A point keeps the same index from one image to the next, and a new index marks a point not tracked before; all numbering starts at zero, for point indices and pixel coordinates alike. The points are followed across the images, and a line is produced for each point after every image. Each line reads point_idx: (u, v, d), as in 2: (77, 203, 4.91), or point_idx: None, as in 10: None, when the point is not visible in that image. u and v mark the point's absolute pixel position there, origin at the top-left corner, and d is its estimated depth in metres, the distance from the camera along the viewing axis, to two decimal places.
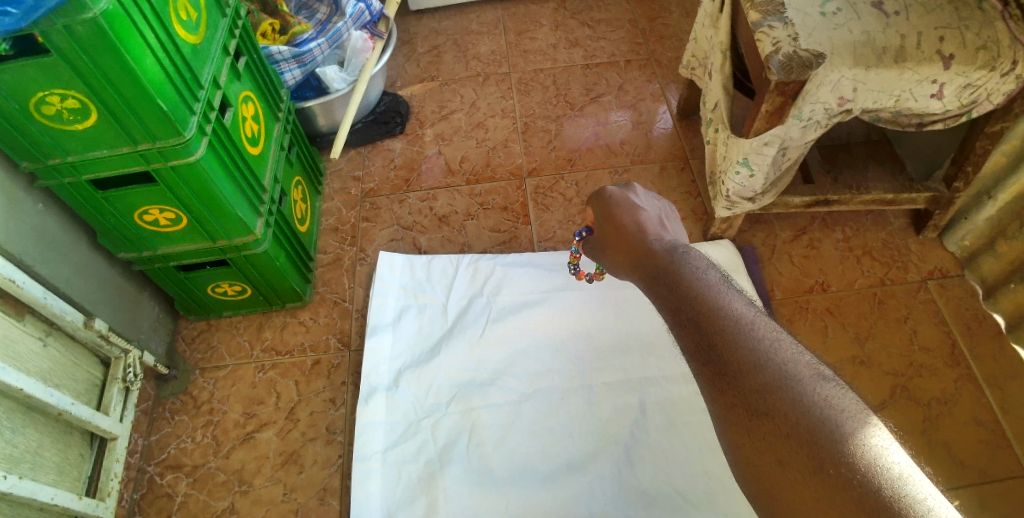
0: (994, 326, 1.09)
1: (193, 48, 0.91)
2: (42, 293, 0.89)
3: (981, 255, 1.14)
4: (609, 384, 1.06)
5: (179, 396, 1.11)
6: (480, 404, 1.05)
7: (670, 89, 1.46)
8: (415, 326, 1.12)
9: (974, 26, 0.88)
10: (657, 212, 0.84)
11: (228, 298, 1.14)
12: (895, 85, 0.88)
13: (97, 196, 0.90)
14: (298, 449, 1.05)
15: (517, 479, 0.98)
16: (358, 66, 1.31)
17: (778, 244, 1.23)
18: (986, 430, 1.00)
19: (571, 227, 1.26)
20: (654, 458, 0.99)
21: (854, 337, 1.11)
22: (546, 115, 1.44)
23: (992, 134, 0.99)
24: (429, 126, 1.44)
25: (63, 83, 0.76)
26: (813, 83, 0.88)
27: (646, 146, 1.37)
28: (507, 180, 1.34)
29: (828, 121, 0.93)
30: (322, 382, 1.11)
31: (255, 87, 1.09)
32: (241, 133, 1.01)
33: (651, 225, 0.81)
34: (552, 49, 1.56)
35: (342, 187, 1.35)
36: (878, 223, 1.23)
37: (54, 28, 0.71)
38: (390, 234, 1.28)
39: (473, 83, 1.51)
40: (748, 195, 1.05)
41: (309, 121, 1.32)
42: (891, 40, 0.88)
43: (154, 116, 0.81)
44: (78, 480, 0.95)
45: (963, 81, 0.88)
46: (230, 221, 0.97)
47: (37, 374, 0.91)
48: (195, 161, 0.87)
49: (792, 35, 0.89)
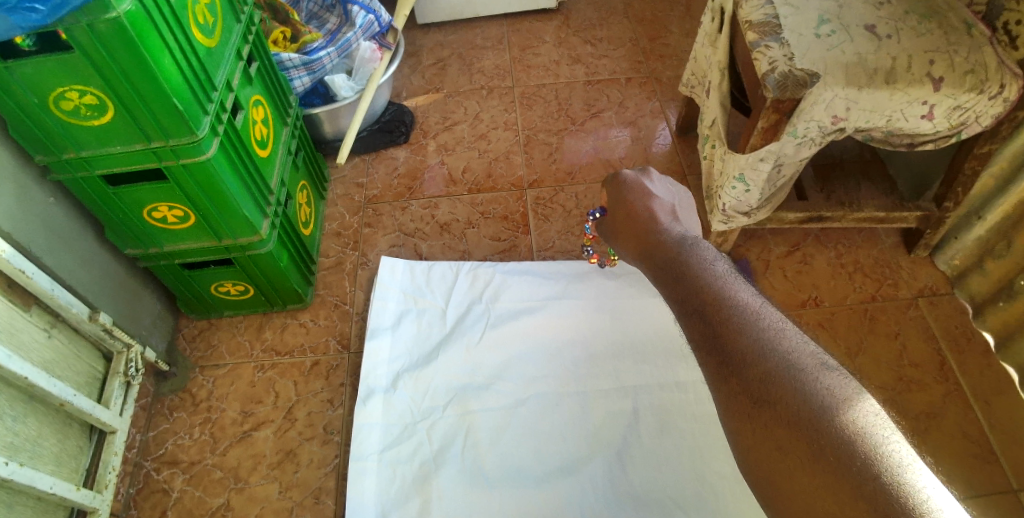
0: (983, 343, 1.12)
1: (208, 51, 0.93)
2: (50, 283, 0.91)
3: (969, 273, 1.16)
4: (603, 390, 1.08)
5: (178, 393, 1.12)
6: (476, 406, 1.06)
7: (670, 107, 1.50)
8: (414, 329, 1.14)
9: (963, 50, 0.91)
10: (671, 198, 0.87)
11: (230, 297, 1.16)
12: (886, 106, 0.92)
13: (108, 191, 0.92)
14: (294, 448, 1.06)
15: (512, 481, 0.99)
16: (365, 75, 1.33)
17: (772, 258, 1.25)
18: (973, 444, 1.02)
19: (570, 237, 1.29)
20: (647, 464, 1.00)
21: (845, 351, 1.13)
22: (547, 129, 1.47)
23: (981, 155, 1.02)
24: (432, 136, 1.47)
25: (82, 79, 0.79)
26: (807, 101, 0.91)
27: (644, 161, 1.40)
28: (508, 190, 1.37)
29: (822, 139, 0.96)
30: (320, 382, 1.12)
31: (265, 91, 1.12)
32: (252, 135, 1.04)
33: (662, 213, 0.84)
34: (555, 65, 1.60)
35: (345, 192, 1.38)
36: (870, 241, 1.26)
37: (77, 26, 0.74)
38: (391, 240, 1.30)
39: (477, 95, 1.54)
40: (744, 209, 1.07)
41: (315, 126, 1.36)
42: (883, 61, 0.91)
43: (168, 113, 0.84)
44: (75, 472, 0.96)
45: (952, 102, 0.91)
46: (237, 219, 0.99)
47: (40, 364, 0.92)
48: (206, 159, 0.90)
49: (788, 55, 0.92)
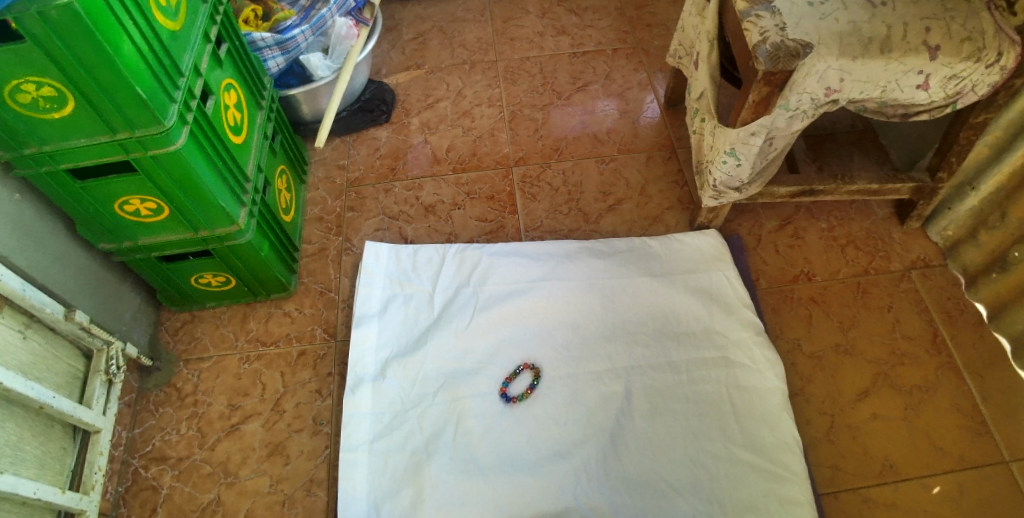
0: (976, 315, 1.11)
1: (172, 34, 0.89)
2: (21, 284, 0.88)
3: (962, 244, 1.14)
4: (595, 373, 1.06)
5: (163, 388, 1.10)
6: (466, 393, 1.05)
7: (658, 78, 1.46)
8: (401, 315, 1.12)
9: (960, 16, 0.89)
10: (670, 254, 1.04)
11: (211, 288, 1.12)
12: (881, 76, 0.88)
13: (76, 186, 0.88)
14: (284, 440, 1.05)
15: (505, 467, 0.99)
16: (342, 54, 1.29)
17: (764, 233, 1.23)
18: (965, 417, 1.02)
19: (558, 216, 1.26)
20: (641, 446, 1.00)
21: (838, 326, 1.12)
22: (532, 103, 1.43)
23: (976, 124, 1.00)
24: (414, 114, 1.43)
25: (39, 70, 0.75)
26: (800, 73, 0.87)
27: (632, 135, 1.37)
28: (494, 168, 1.33)
29: (814, 111, 0.92)
30: (307, 372, 1.10)
31: (237, 74, 1.07)
32: (224, 120, 0.99)
33: None
34: (539, 37, 1.55)
35: (327, 175, 1.34)
36: (862, 213, 1.24)
37: (28, 14, 0.70)
38: (376, 224, 1.27)
39: (460, 70, 1.50)
40: (734, 184, 1.05)
41: (292, 108, 1.30)
42: (878, 30, 0.88)
43: (132, 103, 0.80)
44: (60, 474, 0.94)
45: (948, 71, 0.88)
46: (213, 210, 0.96)
47: (17, 367, 0.89)
48: (176, 149, 0.86)
49: (779, 25, 0.89)
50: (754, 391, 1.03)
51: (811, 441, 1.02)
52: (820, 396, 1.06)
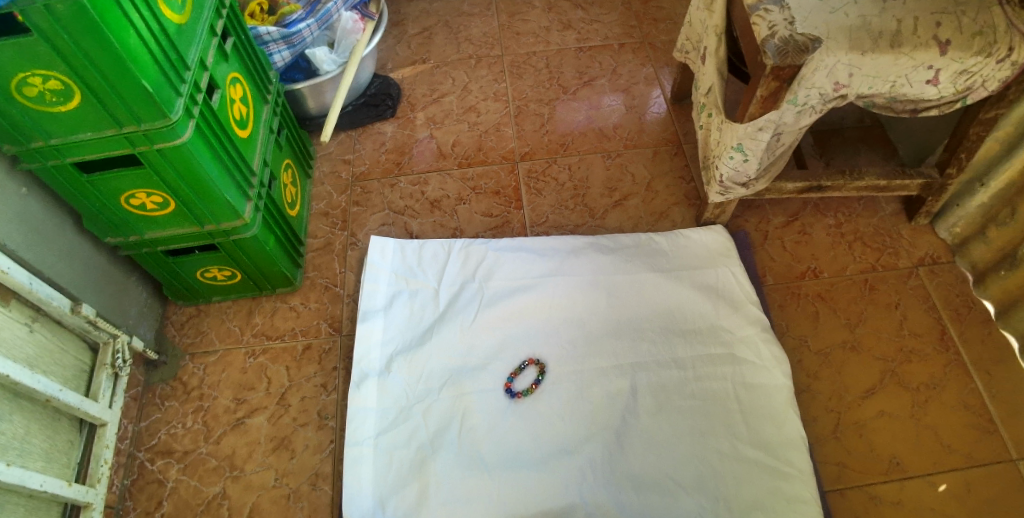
0: (984, 312, 1.10)
1: (178, 28, 0.88)
2: (28, 278, 0.88)
3: (971, 241, 1.14)
4: (600, 369, 1.06)
5: (169, 382, 1.10)
6: (470, 389, 1.04)
7: (664, 73, 1.45)
8: (406, 312, 1.12)
9: (971, 11, 0.88)
10: None
11: (217, 282, 1.13)
12: (890, 70, 0.88)
13: (82, 180, 0.88)
14: (289, 434, 1.05)
15: (510, 464, 0.98)
16: (348, 48, 1.29)
17: (770, 229, 1.22)
18: (973, 415, 1.02)
19: (563, 212, 1.26)
20: (645, 444, 0.99)
21: (845, 323, 1.11)
22: (538, 98, 1.43)
23: (987, 120, 0.99)
24: (420, 109, 1.42)
25: (45, 63, 0.75)
26: (808, 67, 0.87)
27: (638, 130, 1.36)
28: (499, 164, 1.33)
29: (823, 106, 0.91)
30: (313, 367, 1.11)
31: (243, 68, 1.07)
32: (229, 115, 0.99)
33: None
34: (545, 31, 1.55)
35: (332, 170, 1.34)
36: (870, 209, 1.23)
37: (33, 7, 0.70)
38: (381, 219, 1.27)
39: (465, 65, 1.49)
40: (741, 180, 1.04)
41: (298, 102, 1.30)
42: (888, 24, 0.87)
43: (137, 97, 0.80)
44: (66, 467, 0.95)
45: (958, 66, 0.87)
46: (218, 205, 0.96)
47: (24, 360, 0.89)
48: (182, 143, 0.86)
49: (788, 19, 0.88)
50: (760, 388, 1.02)
51: (817, 439, 1.02)
52: (827, 393, 1.05)
